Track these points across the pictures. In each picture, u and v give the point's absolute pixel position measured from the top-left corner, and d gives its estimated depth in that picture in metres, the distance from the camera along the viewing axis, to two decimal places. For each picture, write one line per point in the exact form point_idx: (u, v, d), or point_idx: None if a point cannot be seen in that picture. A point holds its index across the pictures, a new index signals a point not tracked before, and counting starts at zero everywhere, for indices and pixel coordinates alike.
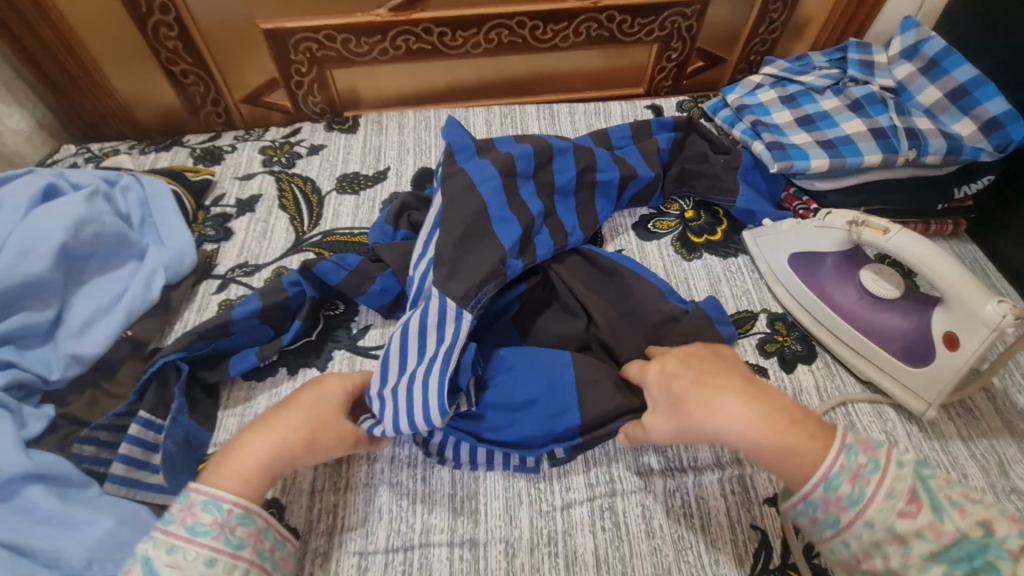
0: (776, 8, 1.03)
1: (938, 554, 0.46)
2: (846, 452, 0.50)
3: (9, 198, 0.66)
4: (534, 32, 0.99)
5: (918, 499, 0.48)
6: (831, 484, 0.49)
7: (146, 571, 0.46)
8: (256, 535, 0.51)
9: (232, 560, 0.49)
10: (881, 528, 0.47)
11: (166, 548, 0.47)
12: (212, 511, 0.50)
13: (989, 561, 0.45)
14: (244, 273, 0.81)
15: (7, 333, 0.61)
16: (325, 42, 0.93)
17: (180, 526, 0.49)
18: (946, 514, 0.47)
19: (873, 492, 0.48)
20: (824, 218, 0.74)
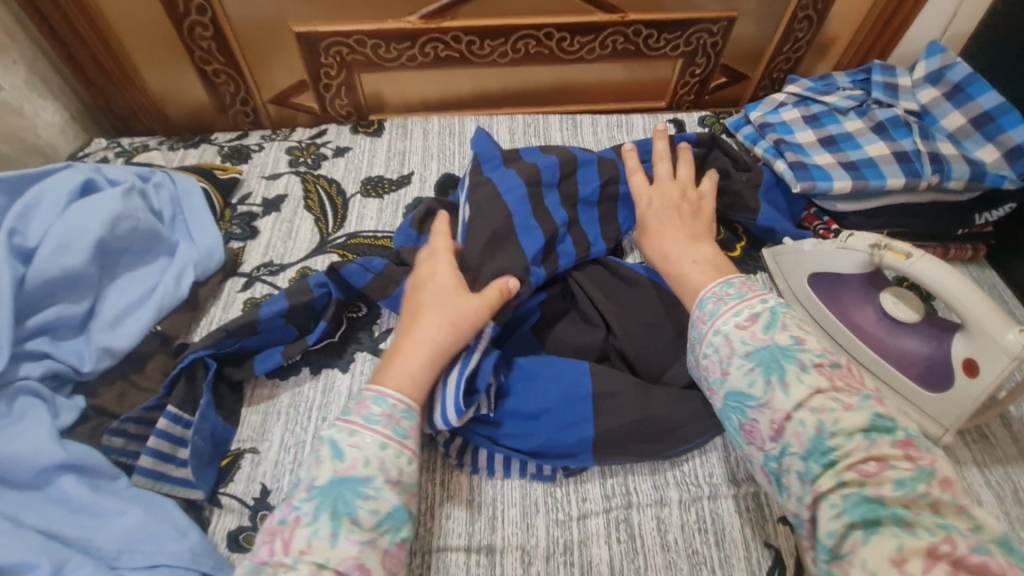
0: (801, 27, 1.04)
1: (751, 354, 0.55)
2: (724, 286, 0.61)
3: (49, 192, 0.67)
4: (561, 43, 0.99)
5: (758, 319, 0.57)
6: (703, 304, 0.61)
7: (333, 452, 0.52)
8: (415, 429, 0.56)
9: (399, 449, 0.53)
10: (721, 333, 0.57)
11: (348, 432, 0.53)
12: (380, 404, 0.55)
13: (783, 364, 0.53)
14: (269, 272, 0.82)
15: (43, 325, 0.62)
16: (356, 47, 0.95)
17: (357, 416, 0.54)
18: (772, 331, 0.56)
19: (726, 309, 0.59)
20: (846, 240, 0.74)
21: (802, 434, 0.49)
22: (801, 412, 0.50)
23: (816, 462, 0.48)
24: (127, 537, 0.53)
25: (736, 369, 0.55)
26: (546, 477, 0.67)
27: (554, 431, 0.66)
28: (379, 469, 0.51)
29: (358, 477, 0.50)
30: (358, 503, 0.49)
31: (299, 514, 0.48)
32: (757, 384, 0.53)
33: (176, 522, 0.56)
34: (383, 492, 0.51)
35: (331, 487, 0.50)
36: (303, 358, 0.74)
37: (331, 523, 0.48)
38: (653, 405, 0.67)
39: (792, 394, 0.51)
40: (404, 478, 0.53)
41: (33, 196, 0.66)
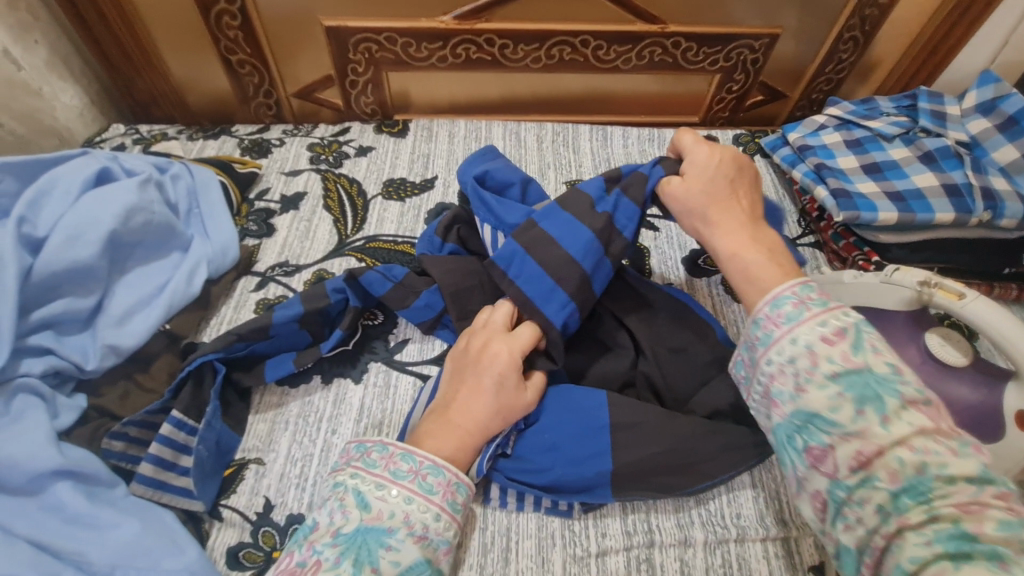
0: (845, 48, 1.01)
1: (838, 376, 0.42)
2: (804, 287, 0.48)
3: (63, 179, 0.64)
4: (596, 52, 0.96)
5: (848, 333, 0.44)
6: (779, 302, 0.48)
7: (358, 501, 0.52)
8: (445, 486, 0.55)
9: (426, 503, 0.54)
10: (801, 343, 0.45)
11: (375, 484, 0.54)
12: (408, 460, 0.55)
13: (882, 395, 0.41)
14: (284, 273, 0.79)
15: (48, 318, 0.59)
16: (385, 43, 0.92)
17: (384, 470, 0.55)
18: (864, 352, 0.43)
19: (809, 316, 0.46)
20: (892, 274, 0.71)
21: (898, 473, 0.39)
22: (900, 450, 0.39)
23: (911, 500, 0.38)
24: (122, 551, 0.50)
25: (816, 390, 0.43)
26: (563, 511, 0.64)
27: (572, 462, 0.63)
28: (403, 523, 0.52)
29: (383, 528, 0.51)
30: (380, 553, 0.49)
31: (319, 559, 0.49)
32: (843, 411, 0.41)
33: (175, 536, 0.53)
34: (407, 545, 0.51)
35: (355, 535, 0.50)
36: (315, 365, 0.71)
37: (353, 570, 0.48)
38: (682, 440, 0.63)
39: (891, 431, 0.40)
40: (431, 533, 0.53)
41: (46, 183, 0.63)
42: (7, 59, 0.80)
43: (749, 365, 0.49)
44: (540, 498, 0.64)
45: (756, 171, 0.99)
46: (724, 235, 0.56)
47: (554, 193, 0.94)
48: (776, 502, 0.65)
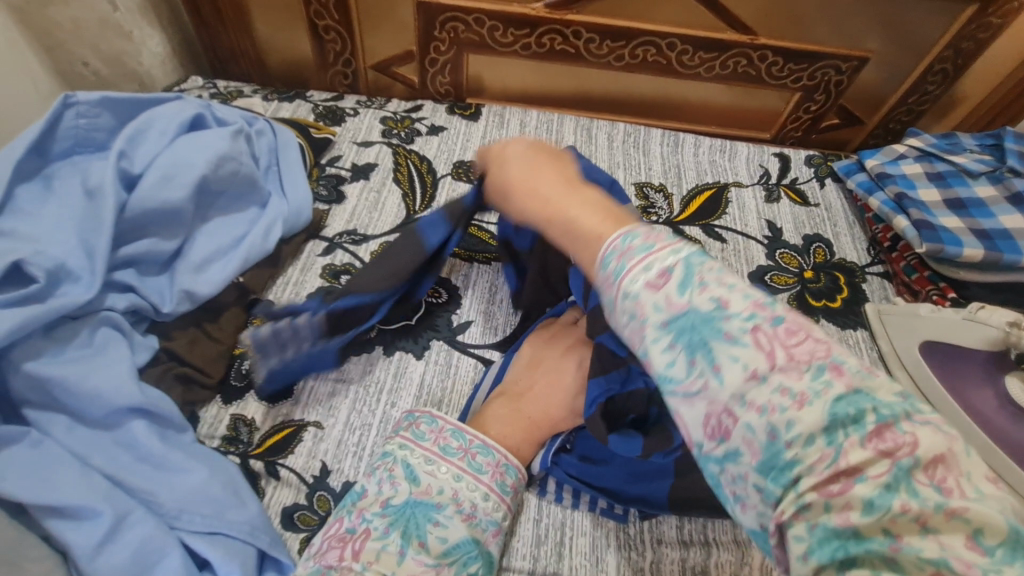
0: (934, 80, 0.99)
1: (666, 325, 0.33)
2: (626, 234, 0.38)
3: (159, 120, 0.64)
4: (681, 56, 0.95)
5: (672, 273, 0.34)
6: (604, 263, 0.38)
7: (407, 472, 0.51)
8: (493, 467, 0.53)
9: (475, 481, 0.52)
10: (629, 298, 0.35)
11: (425, 459, 0.52)
12: (458, 437, 0.54)
13: (709, 341, 0.32)
14: (352, 241, 0.78)
15: (132, 256, 0.59)
16: (472, 24, 0.91)
17: (433, 445, 0.53)
18: (691, 289, 0.34)
19: (633, 267, 0.35)
20: (977, 313, 0.72)
21: (753, 443, 0.30)
22: (745, 413, 0.30)
23: (772, 482, 0.29)
24: (189, 496, 0.50)
25: (652, 347, 0.34)
26: (618, 515, 0.62)
27: (635, 471, 0.60)
28: (452, 499, 0.50)
29: (430, 502, 0.49)
30: (428, 527, 0.47)
31: (368, 528, 0.47)
32: (677, 365, 0.33)
33: (238, 488, 0.52)
34: (454, 523, 0.48)
35: (405, 506, 0.48)
36: (378, 336, 0.70)
37: (401, 542, 0.45)
38: None
39: (726, 382, 0.31)
40: (479, 512, 0.50)
41: (143, 122, 0.63)
42: None
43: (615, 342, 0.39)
44: (596, 498, 0.63)
45: (827, 194, 0.97)
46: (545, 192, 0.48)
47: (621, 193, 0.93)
48: None
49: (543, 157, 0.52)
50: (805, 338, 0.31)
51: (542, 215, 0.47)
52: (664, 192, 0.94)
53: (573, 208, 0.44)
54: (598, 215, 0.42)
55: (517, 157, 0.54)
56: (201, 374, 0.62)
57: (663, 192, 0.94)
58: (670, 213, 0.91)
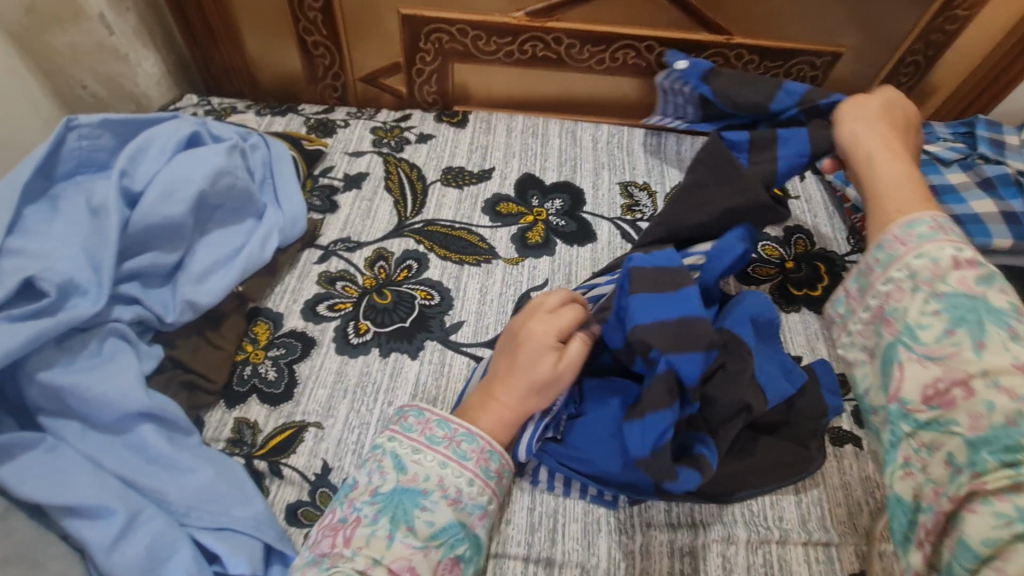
0: (906, 72, 1.02)
1: (943, 296, 0.43)
2: (945, 219, 0.48)
3: (157, 139, 0.67)
4: (659, 58, 0.98)
5: (980, 267, 0.43)
6: (914, 225, 0.48)
7: (395, 462, 0.53)
8: (479, 454, 0.54)
9: (460, 468, 0.53)
10: (929, 258, 0.45)
11: (411, 448, 0.54)
12: (443, 426, 0.55)
13: (986, 323, 0.40)
14: (346, 248, 0.82)
15: (136, 269, 0.62)
16: (456, 35, 0.95)
17: (419, 436, 0.55)
18: (991, 286, 0.42)
19: (943, 240, 0.45)
20: None
21: (983, 418, 0.38)
22: (994, 393, 0.38)
23: (992, 456, 0.37)
24: (197, 494, 0.52)
25: (921, 302, 0.44)
26: (607, 501, 0.64)
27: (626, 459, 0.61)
28: (437, 485, 0.52)
29: (417, 489, 0.52)
30: (416, 512, 0.50)
31: (358, 515, 0.50)
32: (932, 329, 0.42)
33: (245, 487, 0.55)
34: (440, 508, 0.51)
35: (392, 494, 0.51)
36: (373, 339, 0.73)
37: (390, 526, 0.49)
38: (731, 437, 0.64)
39: (987, 359, 0.39)
40: (464, 496, 0.52)
41: (142, 141, 0.66)
42: (101, 23, 0.83)
43: (853, 293, 0.51)
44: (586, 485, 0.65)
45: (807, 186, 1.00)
46: (864, 137, 0.58)
47: (606, 191, 0.96)
48: (819, 509, 0.67)
49: (884, 112, 0.60)
50: None
51: (879, 151, 0.56)
52: (648, 190, 0.97)
53: (901, 167, 0.54)
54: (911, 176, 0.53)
55: (879, 96, 0.62)
56: (206, 381, 0.65)
57: (647, 190, 0.97)
58: (654, 210, 0.94)
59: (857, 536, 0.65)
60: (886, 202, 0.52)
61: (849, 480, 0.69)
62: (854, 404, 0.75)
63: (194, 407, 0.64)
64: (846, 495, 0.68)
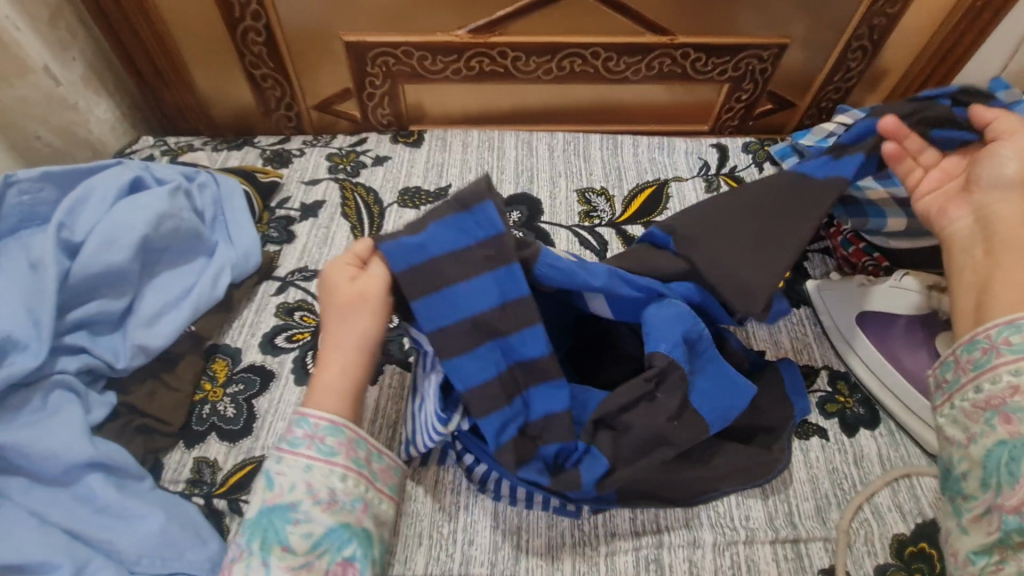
0: (855, 56, 1.02)
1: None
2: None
3: (98, 188, 0.68)
4: (606, 63, 0.99)
5: None
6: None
7: (265, 482, 0.52)
8: (346, 445, 0.54)
9: (328, 466, 0.53)
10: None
11: (276, 459, 0.53)
12: (302, 425, 0.54)
13: None
14: (304, 278, 0.81)
15: (83, 319, 0.62)
16: (402, 57, 0.95)
17: (282, 444, 0.54)
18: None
19: None
20: (901, 279, 0.74)
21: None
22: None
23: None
24: (147, 541, 0.52)
25: None
26: (571, 511, 0.63)
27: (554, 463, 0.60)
28: (306, 492, 0.51)
29: (286, 506, 0.51)
30: (288, 529, 0.50)
31: (239, 548, 0.50)
32: None
33: (197, 529, 0.55)
34: (314, 516, 0.51)
35: (261, 518, 0.51)
36: None
37: (262, 553, 0.49)
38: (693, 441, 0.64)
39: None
40: (339, 496, 0.52)
41: (82, 191, 0.67)
42: (48, 76, 0.84)
43: (961, 364, 0.55)
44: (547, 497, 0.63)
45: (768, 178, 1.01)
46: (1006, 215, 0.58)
47: (564, 200, 0.96)
48: (787, 505, 0.66)
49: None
50: None
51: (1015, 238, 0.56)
52: (605, 195, 0.97)
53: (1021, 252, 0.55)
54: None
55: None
56: (162, 425, 0.65)
57: (605, 195, 0.97)
58: (612, 215, 0.94)
59: (827, 530, 0.65)
60: (1015, 291, 0.53)
61: (816, 473, 0.68)
62: (819, 395, 0.75)
63: (150, 451, 0.64)
64: (814, 488, 0.67)
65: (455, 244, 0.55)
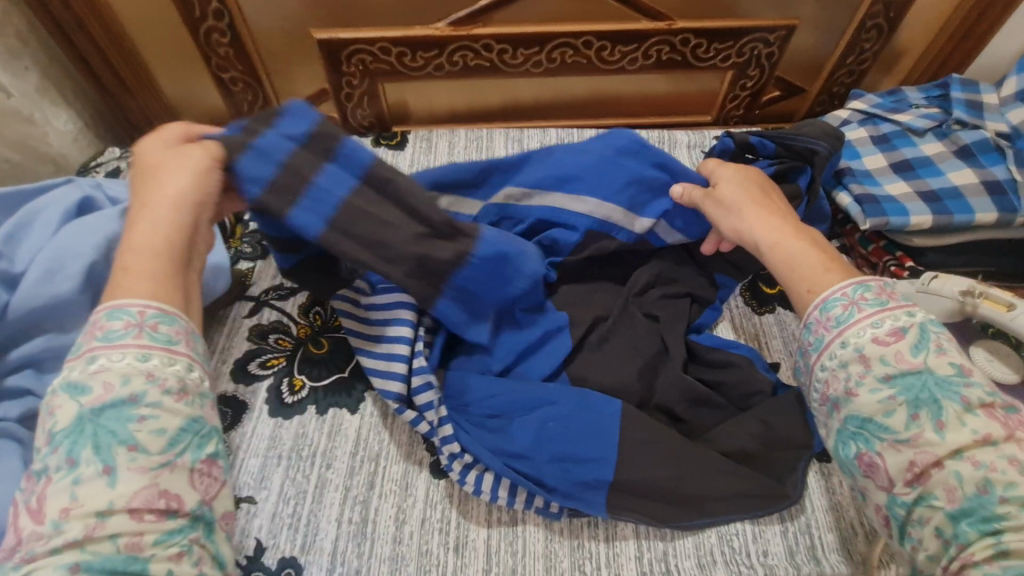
0: (868, 38, 0.94)
1: (892, 379, 0.42)
2: (858, 286, 0.47)
3: (44, 210, 0.63)
4: (600, 52, 0.91)
5: (905, 334, 0.43)
6: (828, 305, 0.47)
7: (69, 389, 0.37)
8: (186, 335, 0.42)
9: (167, 355, 0.40)
10: (852, 347, 0.44)
11: (84, 361, 0.38)
12: (119, 316, 0.40)
13: (940, 401, 0.40)
14: (279, 296, 0.74)
15: (29, 357, 0.57)
16: (379, 54, 0.88)
17: (90, 341, 0.39)
18: (924, 352, 0.43)
19: (863, 317, 0.45)
20: (929, 283, 0.65)
21: (956, 490, 0.38)
22: (959, 463, 0.38)
23: (971, 526, 0.37)
24: None
25: (866, 392, 0.43)
26: (553, 513, 0.60)
27: (552, 463, 0.59)
28: (148, 383, 0.38)
29: (117, 400, 0.37)
30: (131, 428, 0.36)
31: (47, 474, 0.35)
32: (896, 418, 0.41)
33: None
34: (166, 409, 0.38)
35: (77, 425, 0.36)
36: (309, 395, 0.67)
37: (98, 459, 0.35)
38: (701, 466, 0.59)
39: (948, 439, 0.39)
40: (189, 386, 0.40)
41: (28, 215, 0.62)
42: None
43: (802, 368, 0.49)
44: (537, 505, 0.60)
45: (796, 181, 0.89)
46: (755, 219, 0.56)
47: None
48: (808, 538, 0.60)
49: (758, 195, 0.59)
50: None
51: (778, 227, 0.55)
52: None
53: (795, 244, 0.53)
54: (821, 253, 0.52)
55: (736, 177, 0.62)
56: None
57: None
58: None
59: (853, 566, 0.59)
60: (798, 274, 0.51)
61: (839, 500, 0.62)
62: None
63: None
64: (837, 517, 0.61)
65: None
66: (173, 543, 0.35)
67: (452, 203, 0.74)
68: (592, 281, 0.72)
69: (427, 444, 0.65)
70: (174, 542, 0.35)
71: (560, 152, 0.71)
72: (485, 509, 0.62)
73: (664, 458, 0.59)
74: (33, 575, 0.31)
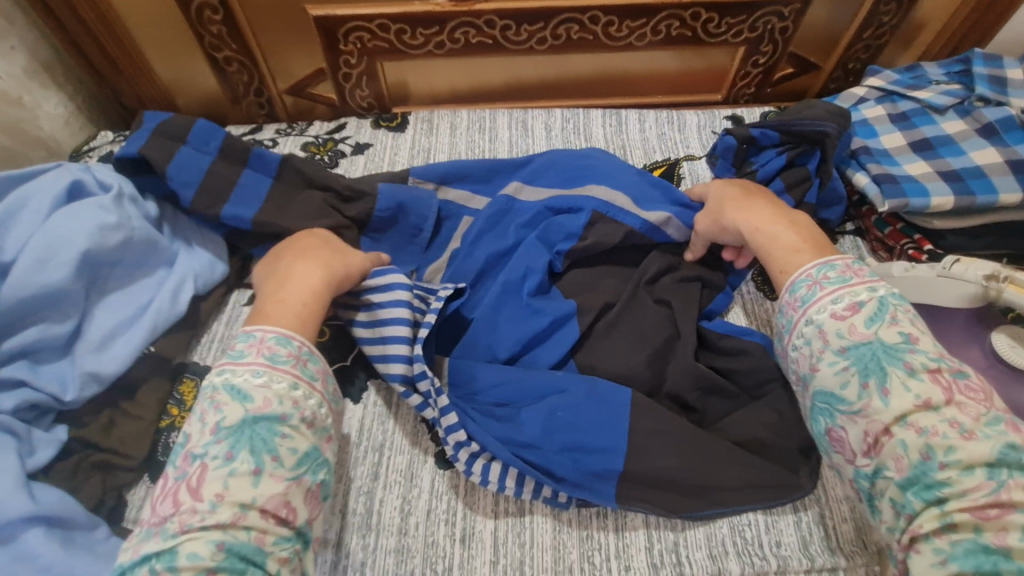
0: (888, 10, 0.90)
1: (847, 350, 0.46)
2: (824, 266, 0.50)
3: (34, 197, 0.61)
4: (607, 28, 0.88)
5: (861, 307, 0.46)
6: (795, 287, 0.51)
7: (234, 393, 0.44)
8: (324, 374, 0.50)
9: (310, 389, 0.47)
10: (815, 324, 0.48)
11: (250, 373, 0.45)
12: (285, 344, 0.47)
13: (886, 368, 0.43)
14: None
15: (22, 348, 0.56)
16: (378, 31, 0.85)
17: (257, 356, 0.46)
18: (877, 324, 0.46)
19: (823, 295, 0.48)
20: (950, 267, 0.62)
21: (903, 459, 0.41)
22: (903, 430, 0.41)
23: (916, 495, 0.40)
24: None
25: (826, 367, 0.46)
26: (561, 503, 0.59)
27: (559, 453, 0.58)
28: (294, 407, 0.45)
29: (273, 415, 0.44)
30: (277, 440, 0.43)
31: (204, 460, 0.41)
32: (850, 388, 0.45)
33: None
34: (301, 432, 0.44)
35: (240, 426, 0.42)
36: None
37: (253, 462, 0.41)
38: (711, 456, 0.57)
39: (891, 405, 0.42)
40: (318, 419, 0.47)
41: (16, 201, 0.60)
42: None
43: (782, 352, 0.53)
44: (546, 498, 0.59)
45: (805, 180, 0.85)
46: (738, 211, 0.60)
47: None
48: (822, 528, 0.59)
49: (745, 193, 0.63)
50: (973, 402, 0.42)
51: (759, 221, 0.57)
52: None
53: (779, 227, 0.56)
54: (796, 235, 0.55)
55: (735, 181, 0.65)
56: (122, 459, 0.57)
57: None
58: None
59: (868, 556, 0.58)
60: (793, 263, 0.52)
61: None
62: None
63: (110, 489, 0.56)
64: (852, 508, 0.60)
65: (257, 187, 0.68)
66: (284, 547, 0.41)
67: (459, 197, 0.75)
68: (600, 265, 0.70)
69: (433, 433, 0.64)
70: (285, 546, 0.41)
71: (561, 156, 0.75)
72: (491, 500, 0.60)
73: (670, 445, 0.58)
74: (187, 543, 0.38)
